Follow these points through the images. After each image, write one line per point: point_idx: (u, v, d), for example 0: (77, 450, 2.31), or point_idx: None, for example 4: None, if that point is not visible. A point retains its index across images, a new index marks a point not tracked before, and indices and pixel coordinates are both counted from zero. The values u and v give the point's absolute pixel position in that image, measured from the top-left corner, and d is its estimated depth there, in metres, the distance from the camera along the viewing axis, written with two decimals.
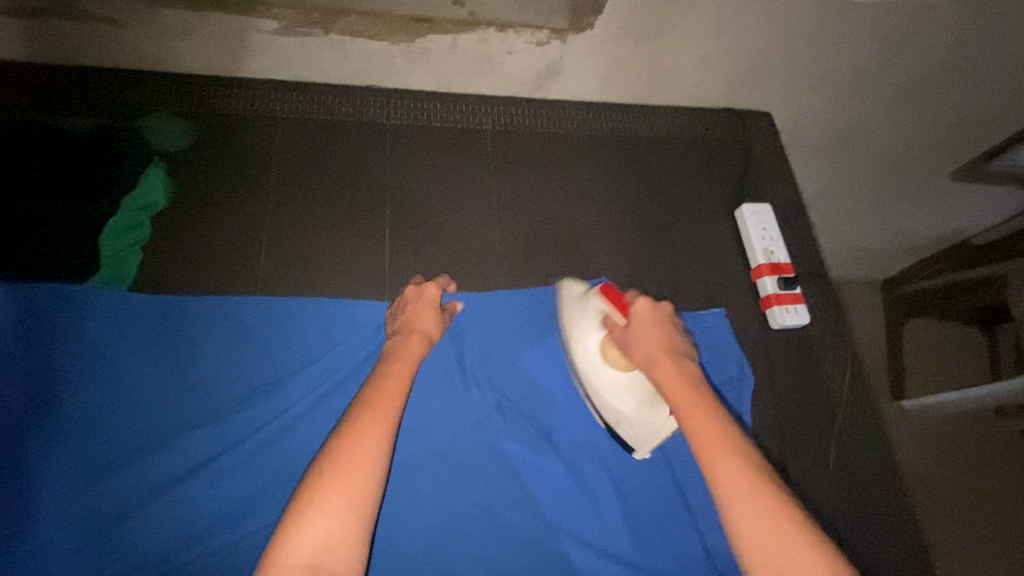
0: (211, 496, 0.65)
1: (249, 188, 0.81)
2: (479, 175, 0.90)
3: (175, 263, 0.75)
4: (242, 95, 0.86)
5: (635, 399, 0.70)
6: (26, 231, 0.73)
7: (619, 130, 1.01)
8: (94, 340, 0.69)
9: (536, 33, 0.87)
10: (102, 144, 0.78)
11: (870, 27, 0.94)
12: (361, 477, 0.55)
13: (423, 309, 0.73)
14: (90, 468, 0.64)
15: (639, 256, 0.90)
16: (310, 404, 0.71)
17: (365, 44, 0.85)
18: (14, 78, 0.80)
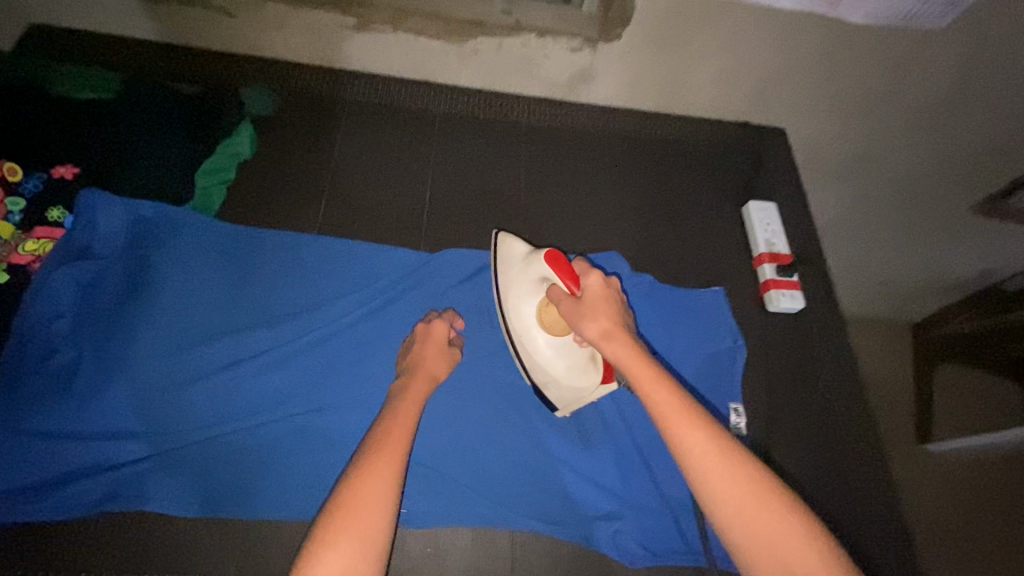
0: (258, 384, 0.77)
1: (318, 149, 0.96)
2: (513, 157, 1.03)
3: (255, 200, 0.90)
4: (322, 77, 1.03)
5: (567, 362, 0.73)
6: (138, 163, 0.89)
7: (640, 130, 1.11)
8: (178, 249, 0.83)
9: (571, 40, 1.01)
10: (206, 103, 0.96)
11: (875, 49, 1.04)
12: (377, 515, 0.53)
13: (429, 347, 0.76)
14: (160, 352, 0.77)
15: (649, 238, 1.00)
16: (348, 322, 0.83)
17: (425, 41, 1.01)
18: (142, 49, 0.99)
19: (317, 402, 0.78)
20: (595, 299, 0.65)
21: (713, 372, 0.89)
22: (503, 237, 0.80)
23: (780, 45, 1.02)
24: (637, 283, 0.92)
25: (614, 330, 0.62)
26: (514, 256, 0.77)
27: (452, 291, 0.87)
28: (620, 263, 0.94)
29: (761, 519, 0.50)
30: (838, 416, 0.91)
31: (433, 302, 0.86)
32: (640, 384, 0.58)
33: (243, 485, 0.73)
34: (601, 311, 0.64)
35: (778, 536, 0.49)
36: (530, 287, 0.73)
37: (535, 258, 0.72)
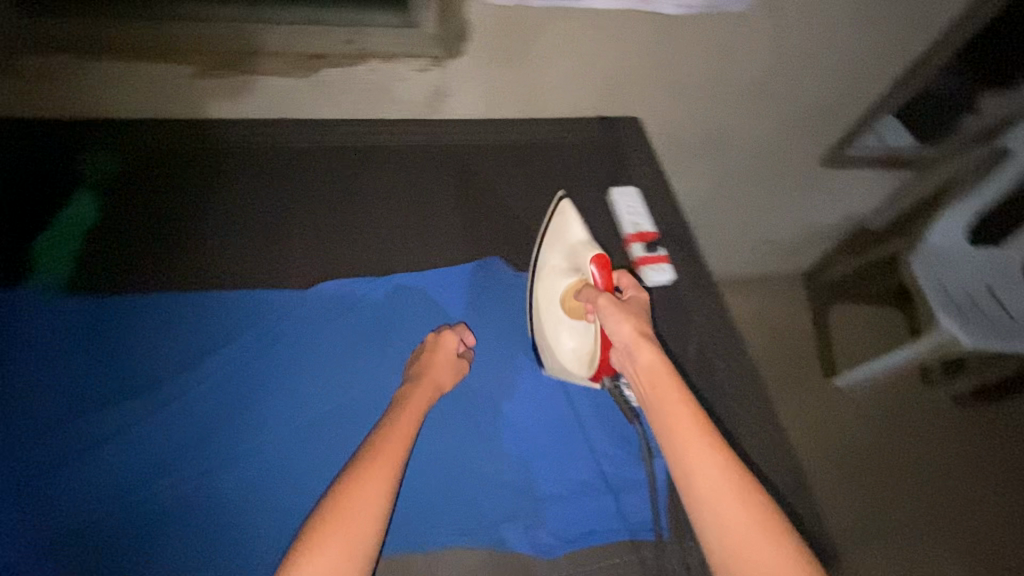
0: (128, 455, 0.79)
1: (178, 204, 0.96)
2: (383, 183, 1.05)
3: (104, 272, 0.90)
4: (167, 128, 1.00)
5: (574, 338, 0.89)
6: None
7: (507, 136, 1.15)
8: (31, 335, 0.84)
9: (417, 61, 1.05)
10: (44, 176, 0.94)
11: (694, 35, 1.13)
12: (371, 513, 0.66)
13: (438, 354, 0.88)
14: (25, 437, 0.78)
15: (523, 238, 1.04)
16: (218, 378, 0.85)
17: (273, 80, 1.02)
18: None
19: (200, 452, 0.80)
20: (629, 306, 0.81)
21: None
22: (565, 206, 0.94)
23: (611, 42, 1.09)
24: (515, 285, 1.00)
25: (648, 341, 0.77)
26: (569, 241, 0.92)
27: (333, 325, 0.91)
28: (501, 267, 1.01)
29: (745, 518, 0.64)
30: (719, 376, 0.97)
31: (317, 336, 0.90)
32: (658, 385, 0.74)
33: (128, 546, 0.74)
34: (638, 325, 0.79)
35: (751, 529, 0.64)
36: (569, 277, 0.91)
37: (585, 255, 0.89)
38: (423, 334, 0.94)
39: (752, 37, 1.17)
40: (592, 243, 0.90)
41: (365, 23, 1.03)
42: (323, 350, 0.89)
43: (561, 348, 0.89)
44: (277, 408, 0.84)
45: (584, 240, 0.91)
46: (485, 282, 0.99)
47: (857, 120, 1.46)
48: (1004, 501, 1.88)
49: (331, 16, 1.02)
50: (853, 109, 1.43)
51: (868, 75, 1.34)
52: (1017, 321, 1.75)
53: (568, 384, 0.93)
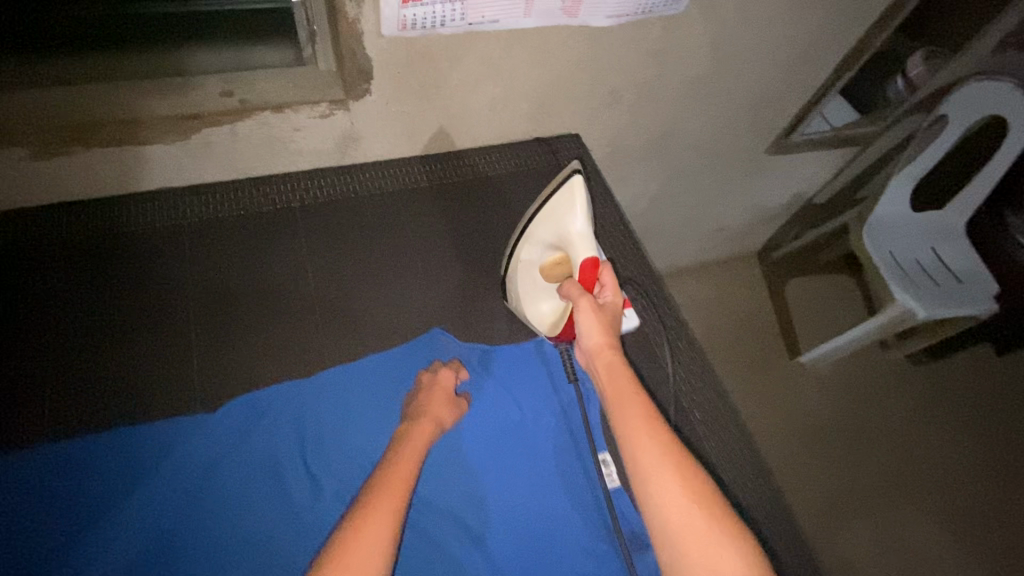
0: None
1: (40, 321, 0.78)
2: (296, 256, 0.89)
3: None
4: (18, 225, 0.84)
5: (543, 302, 0.86)
6: None
7: (434, 177, 1.02)
8: None
9: (315, 108, 0.88)
10: None
11: (631, 43, 1.01)
12: (369, 556, 0.58)
13: (437, 393, 0.82)
14: None
15: (470, 301, 0.92)
16: (100, 547, 0.68)
17: (138, 150, 0.84)
18: None
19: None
20: (605, 311, 0.76)
21: (564, 429, 0.86)
22: (575, 183, 0.79)
23: (540, 60, 0.96)
24: (467, 363, 0.87)
25: (614, 348, 0.73)
26: (569, 229, 0.79)
27: (252, 447, 0.76)
28: (449, 343, 0.88)
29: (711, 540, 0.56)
30: (699, 430, 0.90)
31: (234, 472, 0.74)
32: (618, 392, 0.68)
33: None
34: (605, 332, 0.74)
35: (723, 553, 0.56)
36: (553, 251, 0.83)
37: (575, 242, 0.79)
38: (367, 443, 0.79)
39: (690, 40, 1.07)
40: (592, 240, 0.79)
41: (249, 66, 0.86)
42: (244, 489, 0.73)
43: (534, 315, 0.87)
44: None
45: (584, 234, 0.79)
46: (431, 364, 0.85)
47: (804, 106, 1.39)
48: (958, 456, 1.98)
49: (205, 61, 0.85)
50: (798, 97, 1.36)
51: (811, 63, 1.27)
52: (964, 282, 1.77)
53: (540, 469, 0.83)
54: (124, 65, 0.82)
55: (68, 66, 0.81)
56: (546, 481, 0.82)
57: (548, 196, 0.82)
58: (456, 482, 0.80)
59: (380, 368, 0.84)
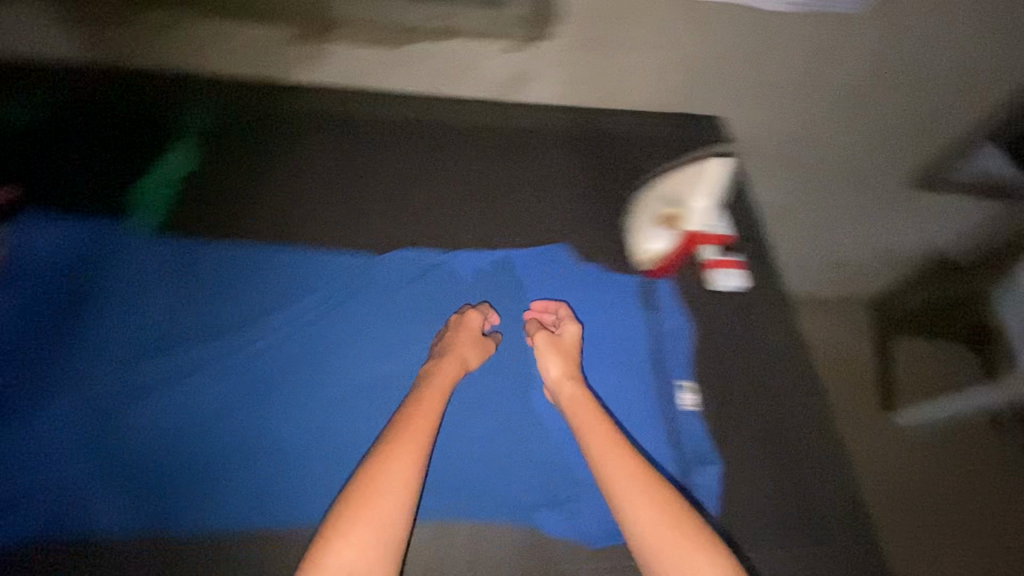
0: (150, 419, 0.79)
1: (257, 161, 0.98)
2: (455, 163, 1.04)
3: (185, 221, 0.92)
4: (248, 90, 1.02)
5: (645, 240, 0.94)
6: (72, 183, 0.92)
7: (579, 122, 1.11)
8: (66, 301, 0.85)
9: (500, 42, 1.10)
10: (135, 122, 0.97)
11: (764, 49, 1.21)
12: (388, 503, 0.68)
13: (466, 342, 0.85)
14: (64, 383, 0.80)
15: (591, 232, 1.01)
16: (261, 345, 0.86)
17: (364, 52, 1.07)
18: (83, 78, 0.98)
19: (214, 429, 0.80)
20: (569, 342, 0.86)
21: (642, 351, 0.89)
22: (719, 164, 0.90)
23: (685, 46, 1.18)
24: (565, 279, 0.95)
25: (574, 377, 0.83)
26: (699, 201, 0.92)
27: (398, 292, 0.92)
28: (566, 255, 0.97)
29: (671, 537, 0.67)
30: (780, 390, 0.91)
31: (350, 316, 0.89)
32: (596, 423, 0.78)
33: (152, 505, 0.75)
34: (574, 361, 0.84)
35: (692, 555, 0.66)
36: (676, 206, 0.93)
37: (700, 212, 0.93)
38: None
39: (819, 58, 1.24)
40: (708, 216, 0.94)
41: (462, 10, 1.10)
42: (360, 329, 0.88)
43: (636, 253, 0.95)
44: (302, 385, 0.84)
45: (707, 208, 0.93)
46: (548, 269, 0.95)
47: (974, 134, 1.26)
48: None
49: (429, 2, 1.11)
50: (962, 124, 1.26)
51: (965, 94, 1.27)
52: None
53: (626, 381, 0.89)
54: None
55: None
56: (613, 389, 0.86)
57: (691, 164, 0.92)
58: (548, 369, 0.88)
59: (509, 261, 0.96)
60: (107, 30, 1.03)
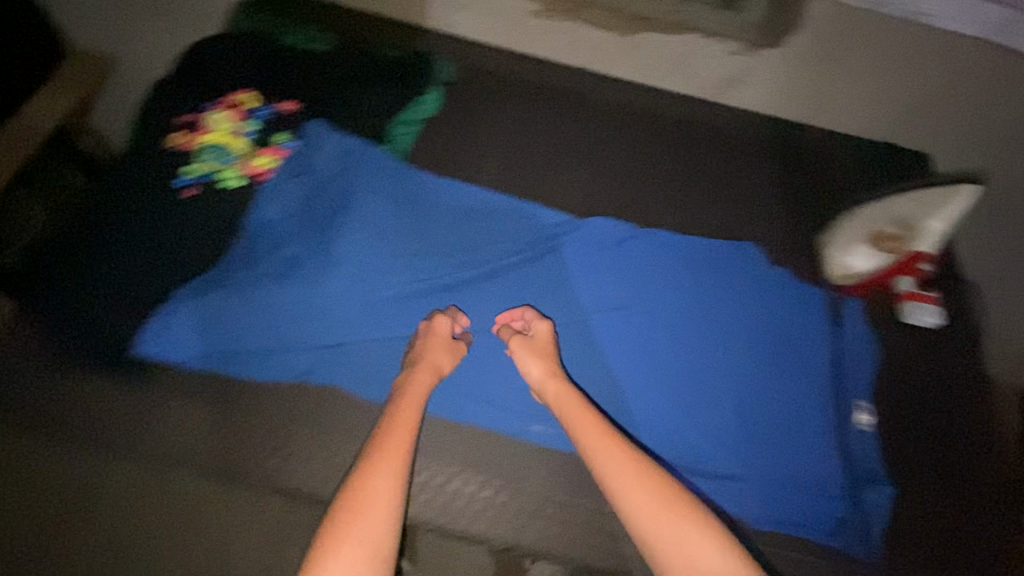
0: (343, 317, 0.82)
1: (479, 114, 1.05)
2: (661, 149, 1.07)
3: (414, 154, 0.99)
4: (488, 48, 1.10)
5: (853, 256, 0.93)
6: (325, 101, 1.00)
7: (786, 132, 1.11)
8: (186, 217, 0.88)
9: (729, 45, 1.12)
10: (382, 60, 1.07)
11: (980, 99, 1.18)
12: (373, 516, 0.66)
13: (434, 342, 0.80)
14: (265, 266, 0.83)
15: (787, 244, 1.00)
16: (457, 271, 0.87)
17: (595, 34, 1.12)
18: (350, 20, 1.12)
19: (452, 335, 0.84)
20: (541, 348, 0.81)
21: (828, 364, 0.89)
22: (967, 191, 0.85)
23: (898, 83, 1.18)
24: (770, 277, 0.95)
25: (557, 376, 0.79)
26: (930, 223, 0.89)
27: (600, 250, 0.93)
28: (758, 255, 0.97)
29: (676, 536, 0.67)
30: (957, 438, 0.88)
31: (581, 261, 0.91)
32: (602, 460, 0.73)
33: (390, 388, 0.80)
34: (548, 365, 0.80)
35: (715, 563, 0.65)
36: (902, 225, 0.90)
37: (927, 235, 0.90)
38: (678, 290, 0.92)
39: None
40: (935, 240, 0.90)
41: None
42: (555, 277, 0.90)
43: (829, 266, 0.95)
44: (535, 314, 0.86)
45: (938, 232, 0.89)
46: (740, 263, 0.96)
47: None
48: None
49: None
50: None
51: None
52: None
53: (813, 388, 0.87)
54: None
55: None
56: (796, 390, 0.87)
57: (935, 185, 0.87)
58: (736, 358, 0.88)
59: (706, 247, 0.96)
60: None
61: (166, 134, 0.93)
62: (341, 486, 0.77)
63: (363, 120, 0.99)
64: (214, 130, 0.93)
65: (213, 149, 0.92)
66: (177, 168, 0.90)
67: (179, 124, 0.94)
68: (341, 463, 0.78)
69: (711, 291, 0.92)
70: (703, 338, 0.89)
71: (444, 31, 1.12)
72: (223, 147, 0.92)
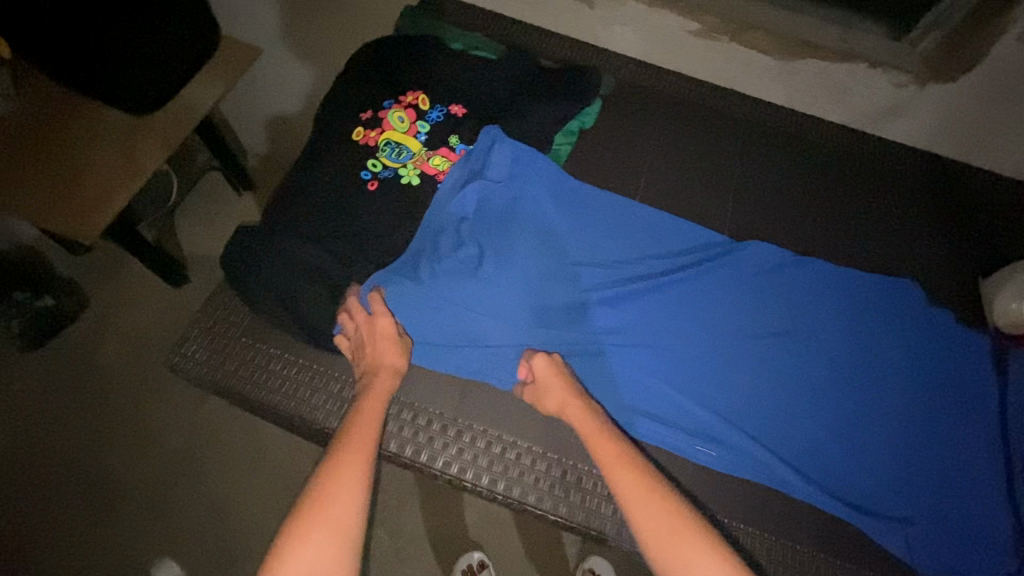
0: (516, 319, 0.87)
1: (632, 131, 1.09)
2: (809, 174, 1.08)
3: (572, 165, 1.03)
4: (643, 71, 1.18)
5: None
6: (487, 108, 1.04)
7: (939, 166, 1.11)
8: (333, 213, 0.91)
9: (900, 76, 1.06)
10: (537, 69, 1.08)
11: None
12: (339, 506, 0.67)
13: (381, 343, 0.83)
14: (438, 266, 0.88)
15: (944, 285, 0.98)
16: (620, 286, 0.91)
17: (753, 56, 1.12)
18: (515, 32, 1.20)
19: (615, 347, 0.88)
20: (549, 379, 0.80)
21: (993, 416, 0.86)
22: None
23: None
24: (934, 320, 0.92)
25: (573, 399, 0.79)
26: None
27: (759, 277, 0.93)
28: (915, 296, 0.94)
29: (674, 542, 0.64)
30: None
31: (741, 286, 0.93)
32: (609, 470, 0.72)
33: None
34: (560, 393, 0.80)
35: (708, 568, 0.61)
36: None
37: None
38: (836, 323, 0.92)
39: None
40: None
41: (853, 26, 1.08)
42: (714, 299, 0.91)
43: (998, 310, 0.92)
44: (695, 335, 0.89)
45: None
46: (903, 302, 0.93)
47: None
48: None
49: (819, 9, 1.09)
50: None
51: None
52: None
53: (976, 440, 0.85)
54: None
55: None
56: (961, 438, 0.85)
57: None
58: (895, 400, 0.87)
59: (866, 282, 0.95)
60: None
61: (349, 127, 1.00)
62: (511, 482, 0.80)
63: (529, 126, 1.01)
64: (392, 129, 0.99)
65: (391, 147, 0.97)
66: (359, 161, 0.96)
67: (361, 120, 1.00)
68: (511, 459, 0.81)
69: (872, 327, 0.92)
70: (862, 374, 0.89)
71: (611, 48, 1.20)
72: (401, 146, 0.98)
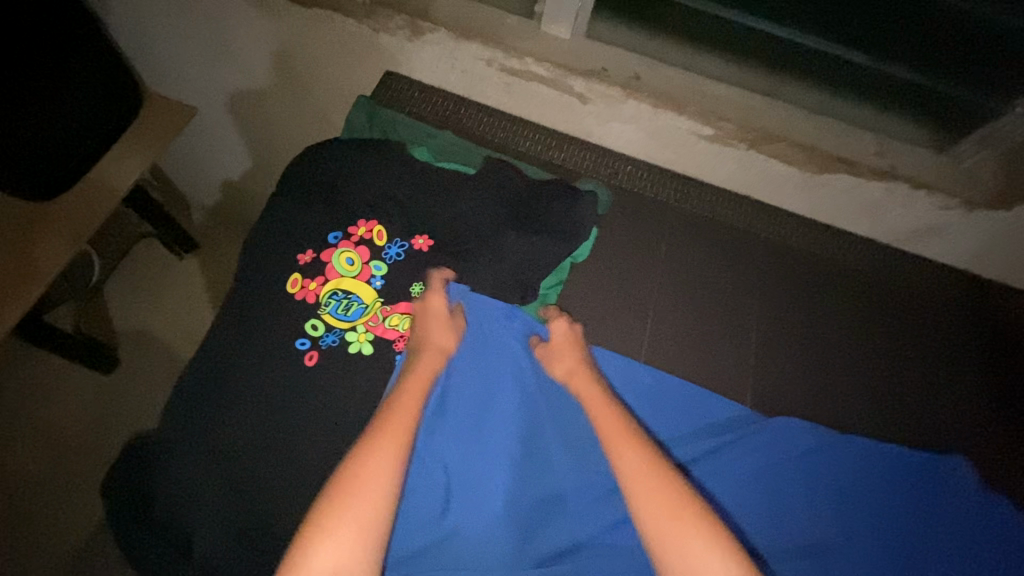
0: (482, 546, 0.69)
1: (632, 262, 0.91)
2: (841, 307, 0.92)
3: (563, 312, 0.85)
4: (643, 175, 0.99)
5: None
6: (456, 240, 0.84)
7: (981, 293, 0.96)
8: (259, 402, 0.71)
9: (946, 199, 0.90)
10: (521, 186, 0.88)
11: None
12: (370, 498, 0.61)
13: (432, 321, 0.75)
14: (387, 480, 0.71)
15: (1001, 459, 0.83)
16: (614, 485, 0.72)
17: (774, 165, 0.94)
18: (494, 128, 1.00)
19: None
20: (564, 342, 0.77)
21: None
22: None
23: None
24: (990, 513, 0.76)
25: (586, 373, 0.75)
26: None
27: (784, 463, 0.77)
28: (964, 479, 0.78)
29: (671, 525, 0.63)
30: None
31: (758, 474, 0.77)
32: (615, 447, 0.68)
33: None
34: (570, 363, 0.75)
35: (694, 549, 0.61)
36: None
37: None
38: (875, 519, 0.75)
39: None
40: None
41: (891, 134, 0.92)
42: (728, 494, 0.75)
43: None
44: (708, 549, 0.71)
45: None
46: (946, 490, 0.77)
47: None
48: None
49: (855, 112, 0.94)
50: None
51: None
52: None
53: None
54: (788, 89, 0.94)
55: (743, 72, 0.95)
56: None
57: None
58: None
59: (908, 462, 0.78)
60: (503, 73, 0.95)
61: (283, 272, 0.79)
62: None
63: (509, 266, 0.82)
64: (339, 274, 0.79)
65: (337, 298, 0.77)
66: (296, 322, 0.76)
67: (299, 263, 0.80)
68: None
69: (924, 528, 0.75)
70: None
71: (605, 146, 1.01)
72: (350, 296, 0.78)
